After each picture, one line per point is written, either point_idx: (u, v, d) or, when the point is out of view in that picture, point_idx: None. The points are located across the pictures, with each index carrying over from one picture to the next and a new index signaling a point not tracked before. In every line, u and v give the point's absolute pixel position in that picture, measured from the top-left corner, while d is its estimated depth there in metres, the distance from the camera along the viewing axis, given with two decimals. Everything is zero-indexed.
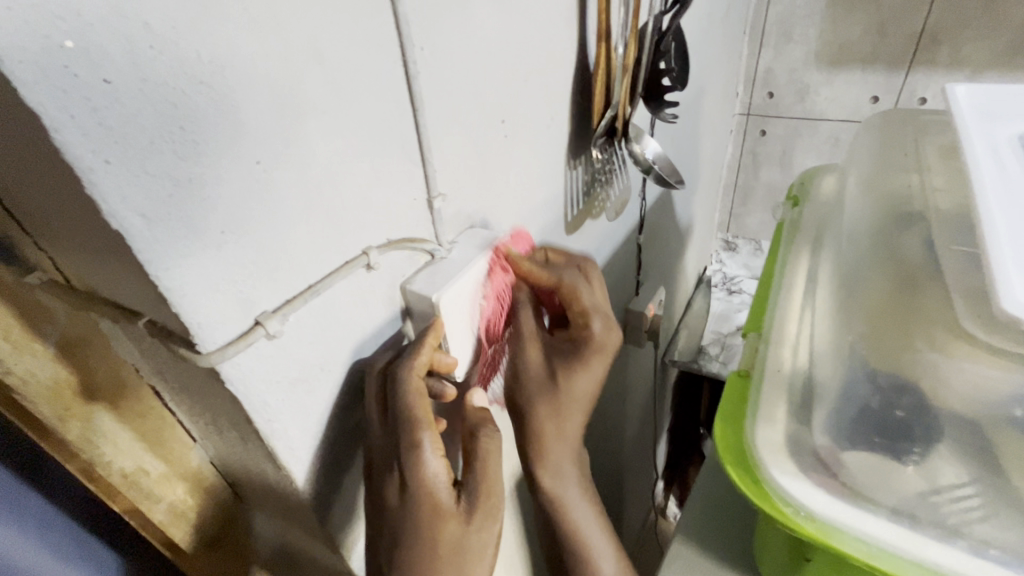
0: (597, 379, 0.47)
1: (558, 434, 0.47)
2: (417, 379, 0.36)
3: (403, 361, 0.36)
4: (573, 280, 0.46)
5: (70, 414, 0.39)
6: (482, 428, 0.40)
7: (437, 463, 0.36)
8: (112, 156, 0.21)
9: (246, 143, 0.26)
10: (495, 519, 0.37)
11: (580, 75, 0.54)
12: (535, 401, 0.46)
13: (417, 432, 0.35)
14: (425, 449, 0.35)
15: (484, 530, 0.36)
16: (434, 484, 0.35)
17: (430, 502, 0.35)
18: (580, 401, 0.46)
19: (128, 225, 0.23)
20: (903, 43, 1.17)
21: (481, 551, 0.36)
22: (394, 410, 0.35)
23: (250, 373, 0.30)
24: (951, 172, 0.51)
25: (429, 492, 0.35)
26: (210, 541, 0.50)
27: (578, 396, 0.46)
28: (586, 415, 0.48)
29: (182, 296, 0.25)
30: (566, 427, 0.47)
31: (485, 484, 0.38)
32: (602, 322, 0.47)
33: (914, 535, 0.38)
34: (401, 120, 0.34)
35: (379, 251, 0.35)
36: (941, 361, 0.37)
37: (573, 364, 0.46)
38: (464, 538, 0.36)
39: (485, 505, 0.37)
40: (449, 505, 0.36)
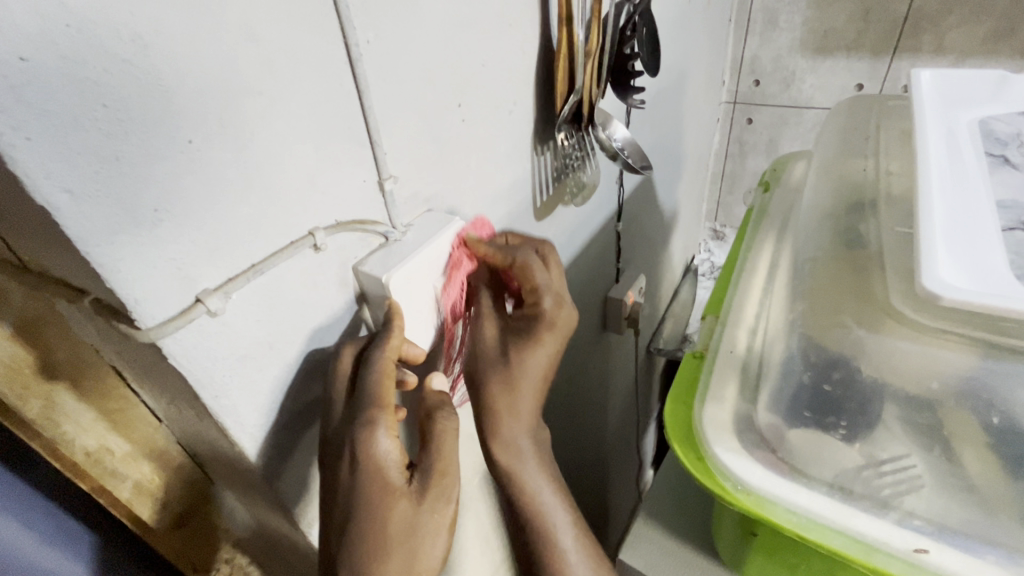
0: (552, 349, 0.47)
1: (514, 412, 0.47)
2: (388, 363, 0.37)
3: (376, 346, 0.38)
4: (524, 260, 0.45)
5: (29, 393, 0.40)
6: (438, 411, 0.42)
7: (391, 444, 0.37)
8: (33, 134, 0.22)
9: (176, 123, 0.27)
10: (449, 500, 0.39)
11: (543, 61, 0.55)
12: (489, 373, 0.47)
13: (379, 413, 0.36)
14: (380, 429, 0.36)
15: (436, 511, 0.38)
16: (386, 464, 0.36)
17: (381, 480, 0.36)
18: (532, 378, 0.46)
19: (54, 201, 0.23)
20: (887, 30, 1.16)
21: (434, 530, 0.38)
22: (360, 391, 0.36)
23: (194, 350, 0.31)
24: (907, 156, 0.52)
25: (381, 472, 0.36)
26: (178, 519, 0.52)
27: (530, 374, 0.46)
28: (539, 393, 0.47)
29: (116, 273, 0.26)
30: (518, 410, 0.47)
31: (440, 465, 0.39)
32: (553, 299, 0.46)
33: (845, 507, 0.39)
34: (345, 102, 0.35)
35: (326, 232, 0.36)
36: (869, 337, 0.39)
37: (529, 337, 0.46)
38: (416, 517, 0.37)
39: (437, 486, 0.39)
40: (401, 484, 0.37)
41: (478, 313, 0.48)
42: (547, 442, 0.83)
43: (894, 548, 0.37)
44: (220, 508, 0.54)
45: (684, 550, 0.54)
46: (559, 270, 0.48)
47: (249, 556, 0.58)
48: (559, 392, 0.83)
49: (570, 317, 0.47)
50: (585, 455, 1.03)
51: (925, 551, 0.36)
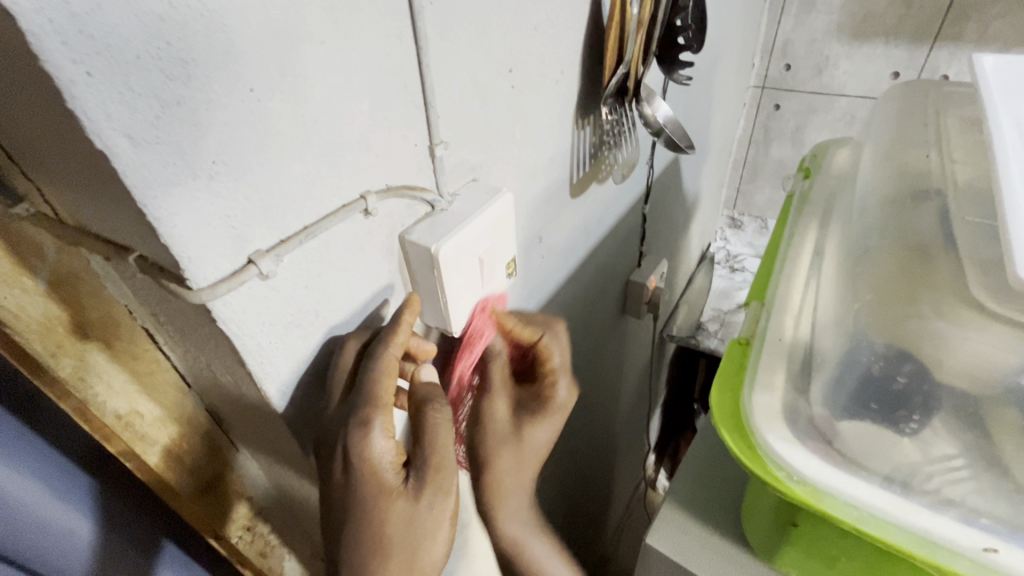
0: (552, 426, 0.50)
1: (512, 488, 0.49)
2: (389, 360, 0.35)
3: (379, 342, 0.36)
4: (550, 342, 0.49)
5: (62, 351, 0.38)
6: (429, 402, 0.38)
7: (384, 444, 0.35)
8: (95, 69, 0.20)
9: (238, 68, 0.25)
10: (447, 494, 0.37)
11: (593, 29, 0.52)
12: (502, 454, 0.48)
13: (370, 415, 0.34)
14: (373, 429, 0.34)
15: (436, 505, 0.36)
16: (380, 464, 0.35)
17: (376, 480, 0.35)
18: (535, 453, 0.49)
19: (113, 145, 0.22)
20: (929, 17, 1.12)
21: (432, 529, 0.36)
22: (358, 388, 0.35)
23: (242, 314, 0.30)
24: (971, 145, 0.50)
25: (376, 472, 0.35)
26: (203, 487, 0.51)
27: (533, 452, 0.49)
28: (537, 464, 0.50)
29: (170, 227, 0.25)
30: (523, 475, 0.49)
31: (436, 459, 0.37)
32: (568, 386, 0.50)
33: (906, 502, 0.38)
34: (403, 58, 0.33)
35: (377, 197, 0.34)
36: (947, 331, 0.37)
37: (536, 416, 0.49)
38: (413, 517, 0.35)
39: (435, 480, 0.36)
40: (396, 483, 0.35)
41: (488, 390, 0.48)
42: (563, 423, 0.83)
43: (960, 546, 0.36)
44: (244, 476, 0.54)
45: (712, 537, 0.54)
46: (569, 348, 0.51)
47: (269, 524, 0.59)
48: (578, 374, 0.82)
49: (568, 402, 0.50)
50: (596, 436, 1.03)
51: (995, 551, 0.36)
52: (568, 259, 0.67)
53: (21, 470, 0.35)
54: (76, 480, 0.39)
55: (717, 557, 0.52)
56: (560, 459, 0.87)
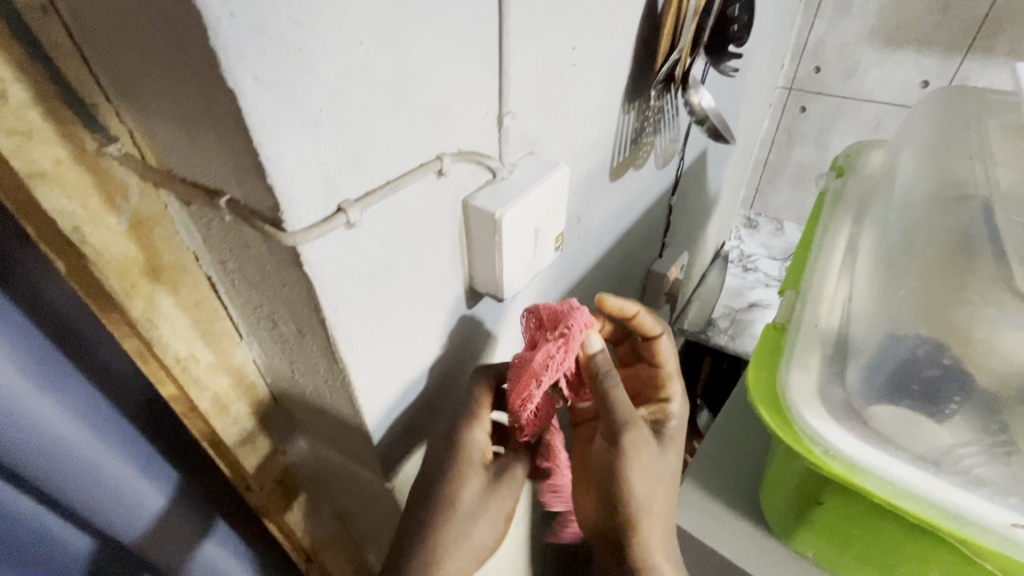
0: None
1: (660, 505, 0.47)
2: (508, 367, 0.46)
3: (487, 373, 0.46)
4: (651, 326, 0.53)
5: (135, 291, 0.39)
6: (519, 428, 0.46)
7: (480, 435, 0.45)
8: (238, 10, 0.22)
9: (352, 20, 0.26)
10: (472, 472, 0.45)
11: (649, 14, 0.53)
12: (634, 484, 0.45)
13: (463, 421, 0.44)
14: (480, 421, 0.45)
15: (496, 498, 0.46)
16: (475, 449, 0.45)
17: (465, 463, 0.44)
18: (670, 468, 0.48)
19: (242, 85, 0.23)
20: (964, 27, 1.13)
21: (475, 518, 0.45)
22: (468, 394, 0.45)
23: (325, 259, 0.31)
24: (1013, 152, 0.52)
25: (467, 456, 0.44)
26: (247, 439, 0.53)
27: (669, 466, 0.49)
28: (672, 490, 0.49)
29: (279, 168, 0.26)
30: (655, 505, 0.47)
31: (478, 447, 0.45)
32: (676, 380, 0.55)
33: (937, 480, 0.41)
34: (487, 25, 0.34)
35: (451, 159, 0.35)
36: (994, 316, 0.40)
37: (664, 405, 0.54)
38: (480, 495, 0.45)
39: (467, 460, 0.44)
40: (478, 464, 0.45)
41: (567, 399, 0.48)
42: None
43: (990, 521, 0.39)
44: (281, 431, 0.56)
45: (727, 513, 0.58)
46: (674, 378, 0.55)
47: (300, 480, 0.61)
48: None
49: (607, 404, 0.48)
50: None
51: (1022, 526, 0.38)
52: (600, 243, 0.68)
53: (124, 455, 0.44)
54: (164, 472, 0.49)
55: (734, 533, 0.56)
56: None
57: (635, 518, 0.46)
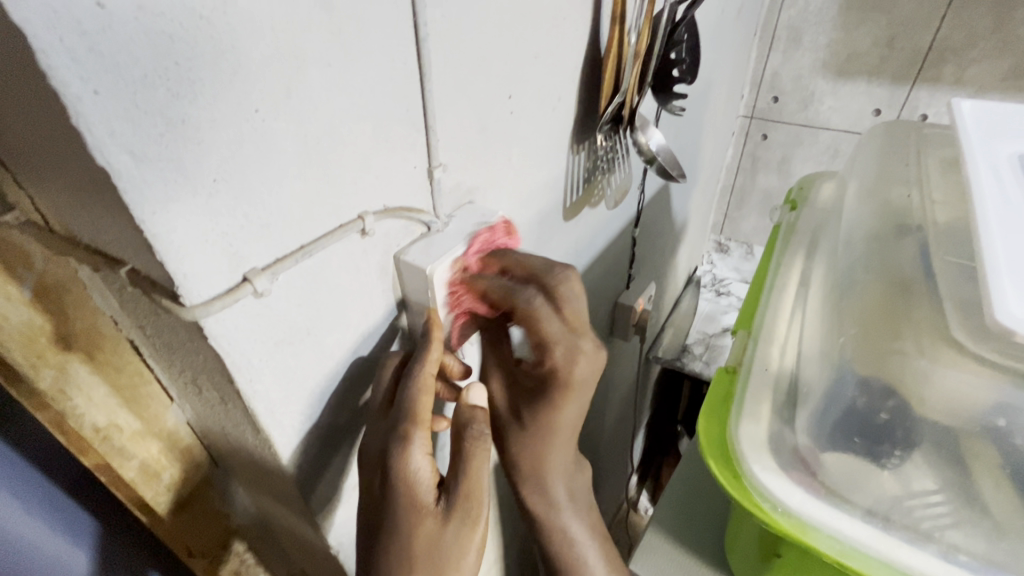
0: (580, 400, 0.43)
1: (556, 461, 0.47)
2: (427, 376, 0.37)
3: (414, 363, 0.37)
4: (527, 303, 0.39)
5: (43, 361, 0.37)
6: (468, 429, 0.39)
7: (421, 460, 0.36)
8: (102, 88, 0.20)
9: (244, 89, 0.25)
10: (475, 523, 0.37)
11: (590, 59, 0.54)
12: (511, 433, 0.46)
13: (413, 429, 0.36)
14: (413, 444, 0.36)
15: (462, 533, 0.37)
16: (416, 480, 0.36)
17: (410, 496, 0.35)
18: (564, 431, 0.45)
19: (116, 163, 0.22)
20: (910, 59, 1.17)
21: (460, 553, 0.36)
22: (397, 405, 0.36)
23: (233, 330, 0.29)
24: (949, 187, 0.54)
25: (411, 488, 0.35)
26: (182, 503, 0.50)
27: (560, 430, 0.45)
28: (569, 474, 0.49)
29: (168, 244, 0.25)
30: (549, 460, 0.47)
31: (466, 488, 0.37)
32: (565, 351, 0.40)
33: (889, 537, 0.42)
34: (407, 83, 0.33)
35: (374, 217, 0.34)
36: (930, 367, 0.40)
37: (563, 390, 0.42)
38: (440, 537, 0.36)
39: (465, 507, 0.37)
40: (429, 502, 0.36)
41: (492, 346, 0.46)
42: None
43: None
44: (223, 493, 0.53)
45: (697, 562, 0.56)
46: (579, 307, 0.40)
47: (246, 542, 0.57)
48: None
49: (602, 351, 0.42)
50: None
51: None
52: None
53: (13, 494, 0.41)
54: (77, 515, 0.46)
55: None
56: None
57: (539, 458, 0.46)
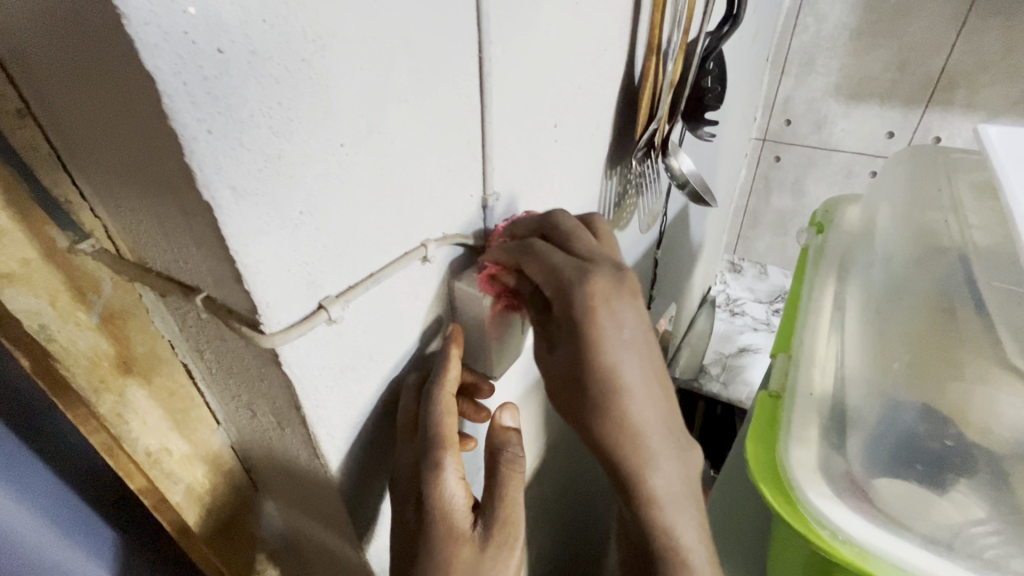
0: (631, 350, 0.34)
1: (647, 422, 0.35)
2: (448, 399, 0.35)
3: (433, 380, 0.36)
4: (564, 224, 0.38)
5: (105, 386, 0.38)
6: (504, 450, 0.38)
7: (455, 485, 0.34)
8: (214, 127, 0.21)
9: (334, 125, 0.26)
10: (513, 550, 0.34)
11: (626, 88, 0.55)
12: (595, 423, 0.35)
13: (442, 451, 0.33)
14: (445, 469, 0.33)
15: (500, 562, 0.34)
16: (451, 505, 0.34)
17: (446, 523, 0.33)
18: (635, 378, 0.34)
19: (219, 197, 0.23)
20: (922, 83, 1.19)
21: None
22: (422, 429, 0.34)
23: (305, 357, 0.30)
24: (983, 210, 0.56)
25: (446, 513, 0.33)
26: (221, 529, 0.50)
27: (627, 376, 0.34)
28: (671, 449, 0.36)
29: (256, 274, 0.25)
30: (638, 418, 0.35)
31: (505, 511, 0.35)
32: (613, 278, 0.34)
33: (954, 566, 0.41)
34: (469, 115, 0.34)
35: (436, 245, 0.35)
36: (990, 391, 0.43)
37: (593, 315, 0.33)
38: (478, 568, 0.33)
39: (504, 534, 0.34)
40: (465, 529, 0.34)
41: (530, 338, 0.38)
42: (578, 466, 0.82)
43: None
44: (260, 519, 0.53)
45: None
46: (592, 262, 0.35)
47: (279, 568, 0.57)
48: None
49: (634, 280, 0.35)
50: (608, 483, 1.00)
51: None
52: None
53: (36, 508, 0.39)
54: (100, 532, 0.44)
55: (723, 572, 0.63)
56: (570, 508, 0.85)
57: (631, 437, 0.35)
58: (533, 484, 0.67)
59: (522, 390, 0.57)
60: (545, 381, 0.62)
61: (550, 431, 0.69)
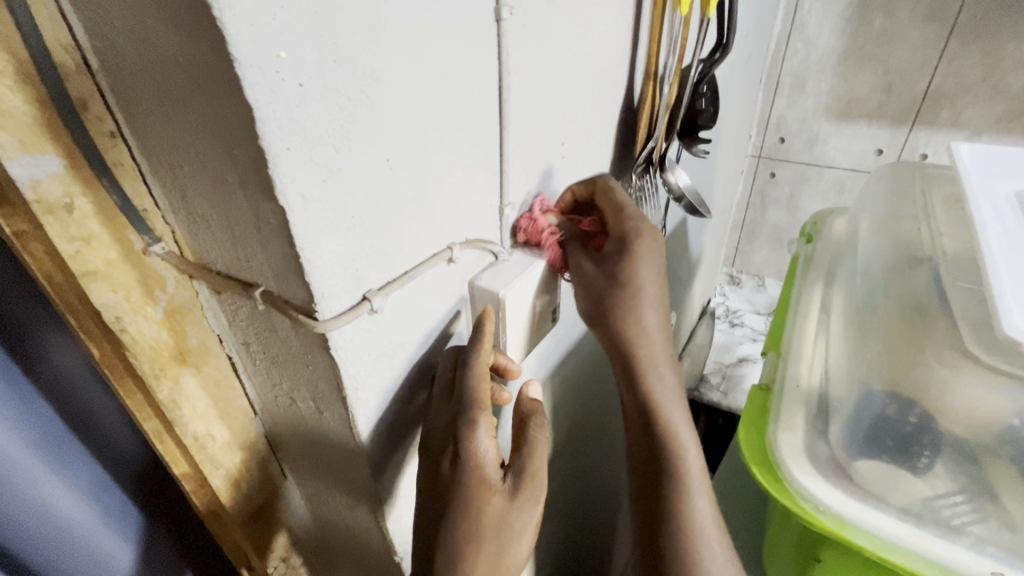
0: (653, 270, 0.48)
1: (652, 319, 0.49)
2: (482, 367, 0.39)
3: (471, 351, 0.40)
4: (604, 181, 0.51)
5: (164, 373, 0.42)
6: (532, 417, 0.44)
7: (488, 443, 0.38)
8: (293, 145, 0.26)
9: (383, 143, 0.31)
10: (536, 502, 0.40)
11: (626, 108, 0.60)
12: (620, 316, 0.48)
13: (479, 411, 0.38)
14: (479, 428, 0.38)
15: (526, 510, 0.39)
16: (484, 460, 0.38)
17: (479, 475, 0.37)
18: (650, 292, 0.48)
19: (293, 202, 0.27)
20: (908, 103, 1.25)
21: (522, 531, 0.39)
22: (459, 391, 0.38)
23: (350, 343, 0.34)
24: (955, 219, 0.60)
25: (479, 467, 0.37)
26: (253, 514, 0.53)
27: (645, 284, 0.48)
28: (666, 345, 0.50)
29: (316, 268, 0.30)
30: (650, 320, 0.49)
31: (532, 466, 0.41)
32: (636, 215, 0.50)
33: (921, 531, 0.48)
34: (491, 135, 0.39)
35: (460, 248, 0.40)
36: (949, 377, 0.47)
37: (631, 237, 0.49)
38: (507, 514, 0.38)
39: (528, 486, 0.40)
40: (496, 481, 0.38)
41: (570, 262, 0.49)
42: (583, 464, 0.85)
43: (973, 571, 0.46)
44: (287, 507, 0.57)
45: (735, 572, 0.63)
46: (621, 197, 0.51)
47: (301, 555, 0.61)
48: (591, 418, 0.86)
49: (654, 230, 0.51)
50: (611, 484, 1.04)
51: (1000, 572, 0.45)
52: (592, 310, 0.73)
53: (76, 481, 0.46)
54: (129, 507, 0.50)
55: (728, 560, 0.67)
56: (574, 507, 0.88)
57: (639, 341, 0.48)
58: None
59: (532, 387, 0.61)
60: (553, 380, 0.66)
61: (557, 428, 0.73)
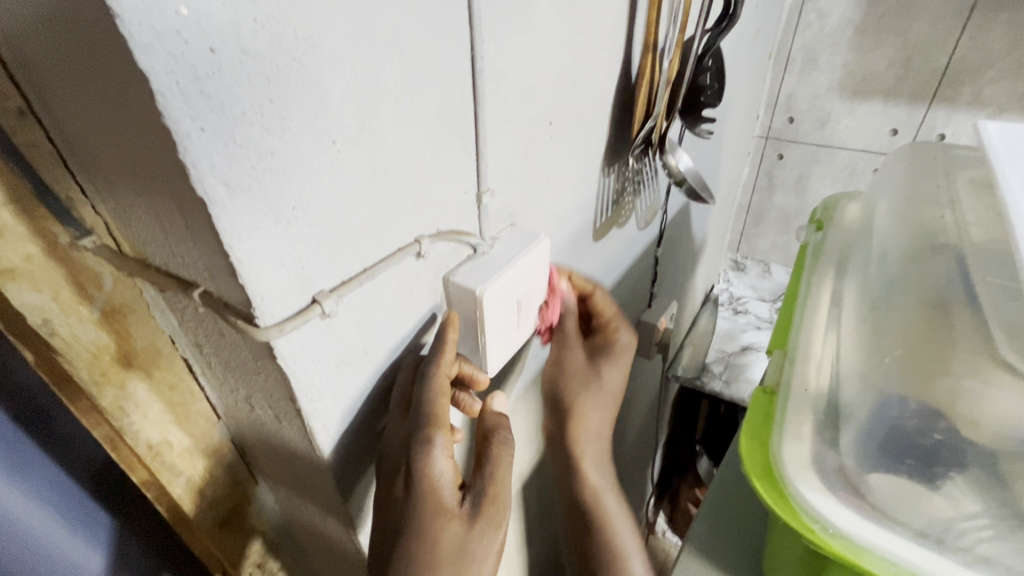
0: (620, 370, 0.59)
1: (609, 387, 0.59)
2: (442, 379, 0.36)
3: (430, 362, 0.37)
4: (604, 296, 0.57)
5: (105, 379, 0.39)
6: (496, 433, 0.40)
7: (445, 463, 0.35)
8: (207, 124, 0.22)
9: (326, 123, 0.26)
10: (500, 526, 0.36)
11: (623, 84, 0.55)
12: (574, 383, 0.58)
13: (434, 429, 0.34)
14: (435, 447, 0.34)
15: (487, 535, 0.35)
16: (440, 482, 0.34)
17: (434, 498, 0.34)
18: (610, 392, 0.59)
19: (213, 193, 0.23)
20: (926, 79, 1.18)
21: (483, 560, 0.34)
22: (415, 406, 0.35)
23: (299, 351, 0.30)
24: (981, 209, 0.57)
25: (434, 489, 0.34)
26: (223, 520, 0.50)
27: (613, 378, 0.59)
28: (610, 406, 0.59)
29: (249, 268, 0.26)
30: (610, 381, 0.59)
31: (494, 487, 0.37)
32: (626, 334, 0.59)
33: (944, 559, 0.43)
34: (463, 112, 0.35)
35: (429, 241, 0.35)
36: (980, 388, 0.44)
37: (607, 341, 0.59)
38: (466, 542, 0.34)
39: (490, 510, 0.36)
40: (452, 504, 0.35)
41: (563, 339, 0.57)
42: None
43: None
44: (260, 512, 0.53)
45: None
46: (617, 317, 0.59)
47: (280, 561, 0.58)
48: None
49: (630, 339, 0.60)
50: None
51: None
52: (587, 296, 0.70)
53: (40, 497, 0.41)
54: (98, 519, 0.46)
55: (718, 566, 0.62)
56: None
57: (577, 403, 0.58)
58: (532, 479, 0.68)
59: (521, 385, 0.57)
60: None
61: None
